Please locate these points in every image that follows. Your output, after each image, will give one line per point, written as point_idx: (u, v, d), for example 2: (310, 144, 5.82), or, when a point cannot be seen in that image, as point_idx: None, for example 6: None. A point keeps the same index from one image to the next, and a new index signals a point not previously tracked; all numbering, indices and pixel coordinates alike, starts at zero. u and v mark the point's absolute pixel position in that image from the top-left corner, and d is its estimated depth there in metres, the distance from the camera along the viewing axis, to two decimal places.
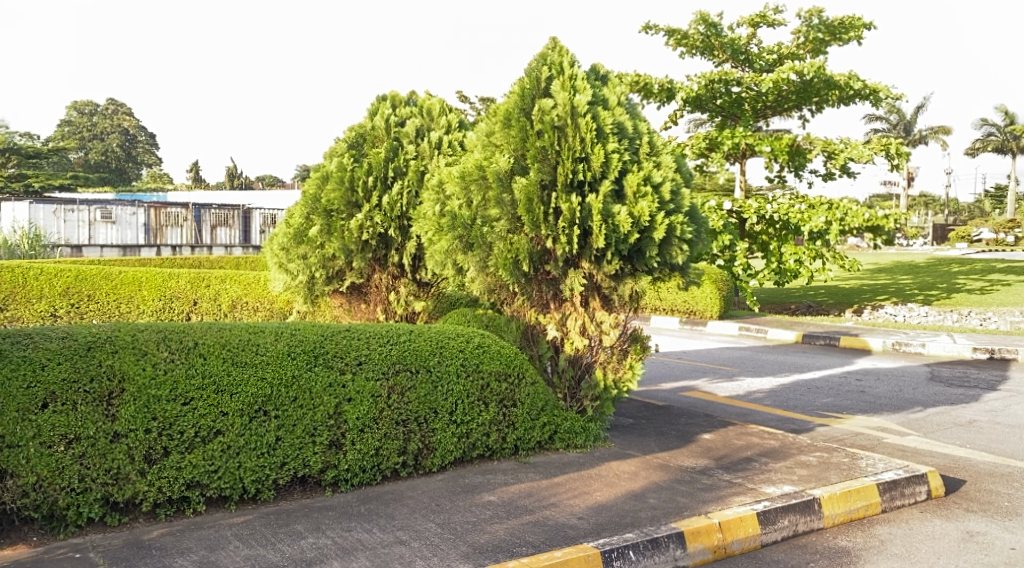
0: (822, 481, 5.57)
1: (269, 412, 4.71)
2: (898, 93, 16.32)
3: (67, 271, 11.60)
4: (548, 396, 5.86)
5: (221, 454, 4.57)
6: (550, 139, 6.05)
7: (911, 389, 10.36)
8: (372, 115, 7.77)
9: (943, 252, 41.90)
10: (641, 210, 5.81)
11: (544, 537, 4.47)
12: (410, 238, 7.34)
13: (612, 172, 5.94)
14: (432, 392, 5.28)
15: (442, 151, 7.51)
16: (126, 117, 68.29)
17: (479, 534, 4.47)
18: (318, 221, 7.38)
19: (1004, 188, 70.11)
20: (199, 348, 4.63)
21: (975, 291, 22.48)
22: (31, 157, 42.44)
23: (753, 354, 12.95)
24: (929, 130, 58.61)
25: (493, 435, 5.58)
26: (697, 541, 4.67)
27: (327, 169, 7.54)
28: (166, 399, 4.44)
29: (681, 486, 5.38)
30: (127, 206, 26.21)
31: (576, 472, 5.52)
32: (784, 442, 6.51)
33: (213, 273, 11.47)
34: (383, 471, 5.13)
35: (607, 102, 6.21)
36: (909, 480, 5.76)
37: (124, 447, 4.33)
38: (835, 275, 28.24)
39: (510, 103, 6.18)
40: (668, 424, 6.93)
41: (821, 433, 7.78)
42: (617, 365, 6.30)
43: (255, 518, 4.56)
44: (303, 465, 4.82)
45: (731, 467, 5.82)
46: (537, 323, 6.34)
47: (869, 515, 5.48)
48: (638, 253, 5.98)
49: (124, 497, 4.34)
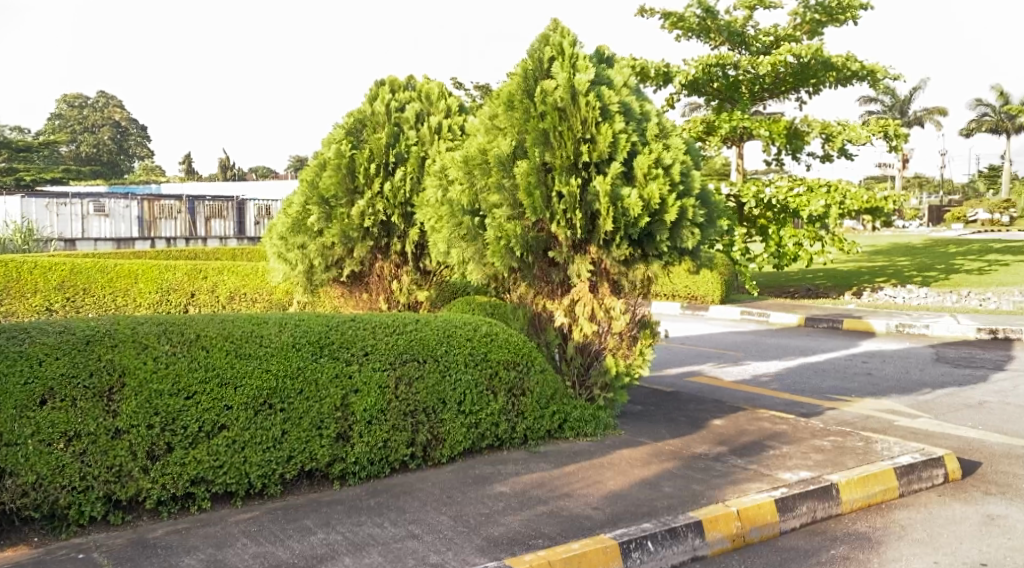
0: (838, 466, 5.47)
1: (275, 404, 4.59)
2: (895, 73, 16.13)
3: (62, 264, 11.45)
4: (557, 384, 5.75)
5: (226, 449, 4.44)
6: (554, 120, 5.90)
7: (918, 371, 10.26)
8: (371, 100, 7.62)
9: (940, 232, 41.81)
10: (652, 193, 5.66)
11: (560, 529, 4.36)
12: (414, 226, 7.22)
13: (619, 152, 5.79)
14: (441, 381, 5.16)
15: (442, 135, 7.39)
16: (117, 110, 67.82)
17: (493, 527, 4.36)
18: (317, 209, 7.25)
19: (998, 169, 70.18)
20: (200, 340, 4.50)
21: (974, 272, 22.41)
22: (23, 150, 42.04)
23: (756, 338, 12.87)
24: (924, 111, 58.47)
25: (502, 425, 5.46)
26: (715, 530, 4.56)
27: (327, 155, 7.38)
28: (168, 393, 4.31)
29: (695, 473, 5.27)
30: (121, 199, 26.00)
31: (587, 462, 5.40)
32: (795, 427, 6.41)
33: (210, 264, 11.36)
34: (391, 463, 5.02)
35: (612, 83, 6.07)
36: (926, 464, 5.66)
37: (126, 444, 4.20)
38: (834, 257, 27.99)
39: (512, 85, 6.04)
40: (677, 411, 6.83)
41: (831, 416, 7.69)
42: (627, 351, 6.21)
43: (262, 513, 4.45)
44: (310, 459, 4.70)
45: (745, 453, 5.71)
46: (544, 310, 6.22)
47: (887, 500, 5.38)
48: (649, 238, 5.85)
49: (127, 494, 4.22)
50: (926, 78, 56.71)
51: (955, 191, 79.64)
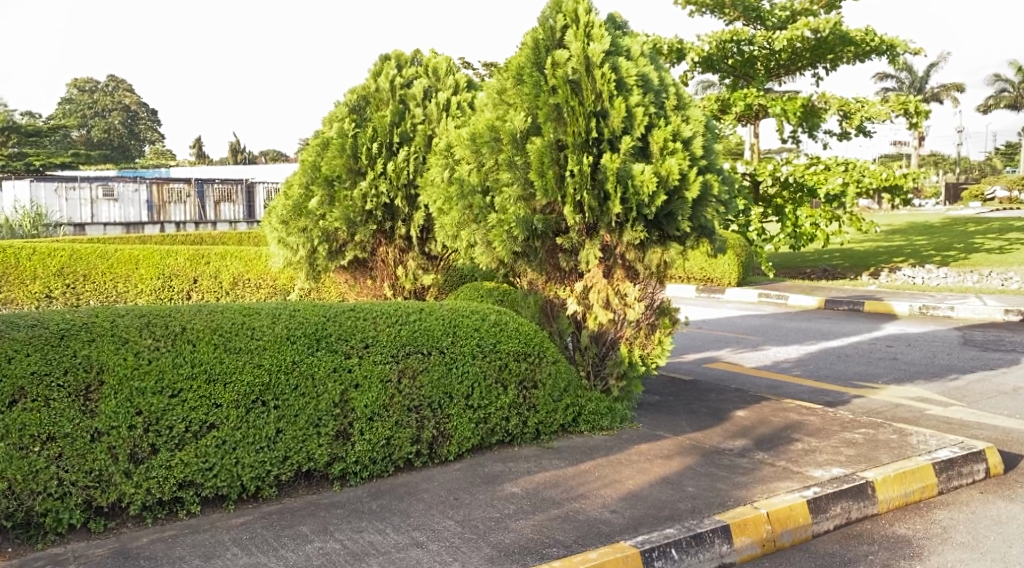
0: (872, 461, 5.12)
1: (269, 402, 4.27)
2: (915, 48, 15.52)
3: (61, 250, 11.13)
4: (571, 376, 5.40)
5: (215, 450, 4.13)
6: (565, 95, 5.53)
7: (946, 355, 9.88)
8: (375, 76, 7.27)
9: (956, 210, 41.20)
10: (670, 168, 5.30)
11: (576, 536, 4.02)
12: (418, 209, 6.89)
13: (635, 127, 5.44)
14: (447, 374, 4.83)
15: (451, 113, 7.02)
16: (127, 94, 67.59)
17: (504, 533, 4.03)
18: (318, 191, 6.90)
19: (1015, 146, 69.27)
20: (187, 333, 4.19)
21: (994, 251, 21.90)
22: (32, 136, 42.04)
23: (776, 322, 12.49)
24: (941, 87, 57.51)
25: (513, 419, 5.14)
26: (744, 535, 4.22)
27: (327, 135, 7.03)
28: (151, 391, 4.00)
29: (720, 470, 4.92)
30: (129, 183, 25.78)
31: (603, 458, 5.06)
32: (824, 418, 6.05)
33: (212, 249, 11.10)
34: (395, 461, 4.70)
35: (629, 52, 5.70)
36: (966, 458, 5.29)
37: (106, 447, 3.89)
38: (850, 237, 27.54)
39: (522, 57, 5.66)
40: (697, 401, 6.49)
41: (858, 405, 7.33)
42: (645, 340, 5.87)
43: (255, 519, 4.14)
44: (307, 459, 4.39)
45: (771, 447, 5.36)
46: (556, 297, 5.86)
47: (925, 498, 5.03)
48: (667, 217, 5.46)
49: (109, 500, 3.92)
50: (943, 53, 55.70)
51: (970, 168, 78.61)
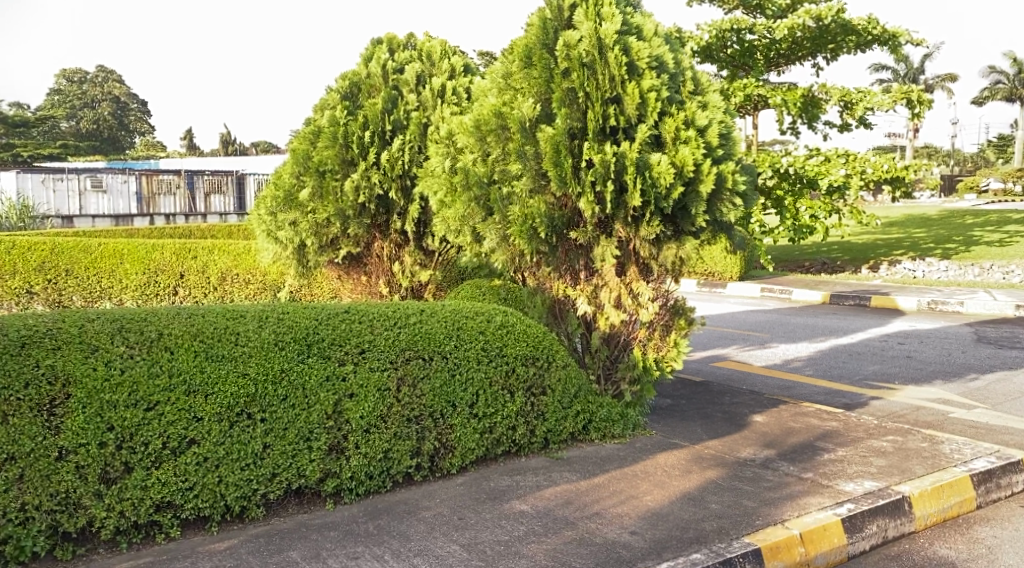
0: (906, 474, 4.76)
1: (255, 414, 3.89)
2: (920, 38, 14.72)
3: (42, 244, 10.69)
4: (582, 380, 5.04)
5: (196, 468, 3.75)
6: (579, 79, 5.14)
7: (961, 353, 9.52)
8: (367, 61, 6.89)
9: (953, 202, 40.91)
10: (683, 158, 4.92)
11: (593, 563, 3.66)
12: (414, 201, 6.50)
13: (650, 115, 5.06)
14: (450, 382, 4.46)
15: (446, 99, 6.64)
16: (117, 84, 66.67)
17: (515, 560, 3.66)
18: (310, 182, 6.50)
19: (1009, 138, 69.14)
20: (164, 341, 3.79)
21: (995, 243, 21.57)
22: (19, 127, 41.25)
23: (781, 317, 12.17)
24: (936, 79, 57.18)
25: (519, 429, 4.76)
26: (777, 559, 3.86)
27: (318, 123, 6.63)
28: (123, 404, 3.62)
29: (744, 485, 4.55)
30: (119, 174, 25.13)
31: (618, 471, 4.69)
32: (847, 424, 5.69)
33: (200, 242, 10.69)
34: (393, 476, 4.32)
35: (641, 32, 5.29)
36: (1004, 469, 4.94)
37: (72, 467, 3.51)
38: (849, 228, 27.16)
39: (529, 38, 5.26)
40: (711, 405, 6.12)
41: (877, 408, 6.97)
42: (659, 342, 5.49)
43: (242, 542, 3.75)
44: (298, 476, 4.01)
45: (796, 458, 4.99)
46: (565, 296, 5.46)
47: (963, 513, 4.68)
48: (682, 212, 5.08)
49: (77, 526, 3.54)
50: (937, 44, 55.34)
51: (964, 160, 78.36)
